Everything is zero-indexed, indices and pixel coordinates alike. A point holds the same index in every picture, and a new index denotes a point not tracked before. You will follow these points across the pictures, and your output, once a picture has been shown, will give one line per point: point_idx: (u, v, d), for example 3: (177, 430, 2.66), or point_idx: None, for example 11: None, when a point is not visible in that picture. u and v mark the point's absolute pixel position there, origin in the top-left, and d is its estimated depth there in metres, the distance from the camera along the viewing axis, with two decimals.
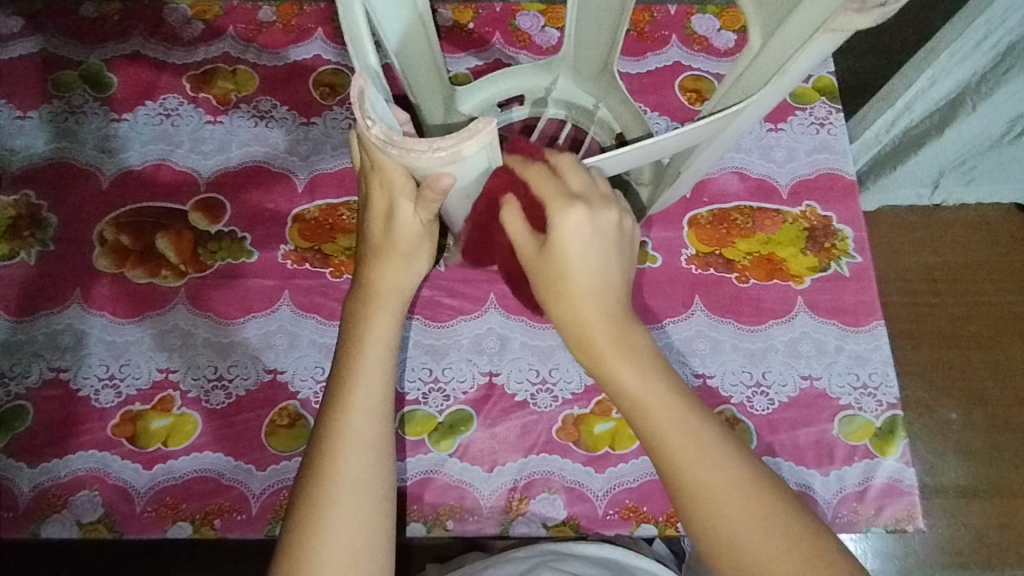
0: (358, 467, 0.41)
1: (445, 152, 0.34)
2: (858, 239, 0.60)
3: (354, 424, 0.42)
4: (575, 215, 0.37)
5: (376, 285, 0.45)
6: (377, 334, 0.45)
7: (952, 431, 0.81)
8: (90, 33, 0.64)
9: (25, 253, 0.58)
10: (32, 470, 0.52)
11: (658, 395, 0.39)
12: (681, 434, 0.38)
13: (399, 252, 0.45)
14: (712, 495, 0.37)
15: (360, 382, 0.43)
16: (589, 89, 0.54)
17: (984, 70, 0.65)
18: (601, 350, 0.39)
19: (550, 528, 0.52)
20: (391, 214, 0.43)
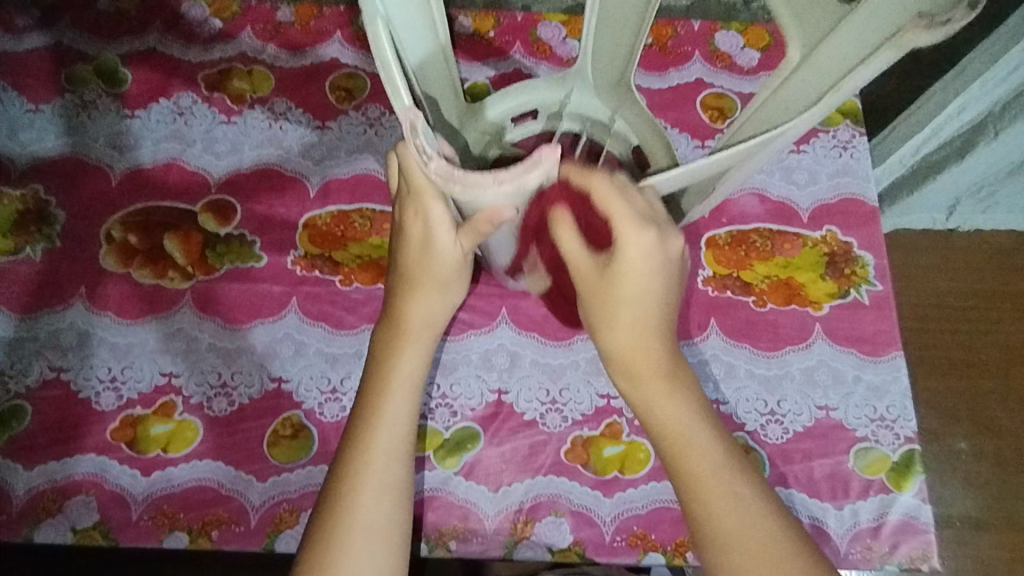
0: (375, 512, 0.41)
1: (511, 183, 0.35)
2: (879, 266, 0.59)
3: (371, 469, 0.42)
4: (643, 241, 0.38)
5: (406, 316, 0.45)
6: (405, 369, 0.45)
7: (963, 462, 0.79)
8: (106, 27, 0.63)
9: (31, 249, 0.57)
10: (29, 472, 0.51)
11: (686, 422, 0.42)
12: (702, 463, 0.41)
13: (430, 281, 0.45)
14: (728, 525, 0.39)
15: (383, 423, 0.43)
16: (604, 101, 0.52)
17: (1009, 98, 0.64)
18: (644, 379, 0.43)
19: (556, 553, 0.51)
20: (430, 241, 0.43)
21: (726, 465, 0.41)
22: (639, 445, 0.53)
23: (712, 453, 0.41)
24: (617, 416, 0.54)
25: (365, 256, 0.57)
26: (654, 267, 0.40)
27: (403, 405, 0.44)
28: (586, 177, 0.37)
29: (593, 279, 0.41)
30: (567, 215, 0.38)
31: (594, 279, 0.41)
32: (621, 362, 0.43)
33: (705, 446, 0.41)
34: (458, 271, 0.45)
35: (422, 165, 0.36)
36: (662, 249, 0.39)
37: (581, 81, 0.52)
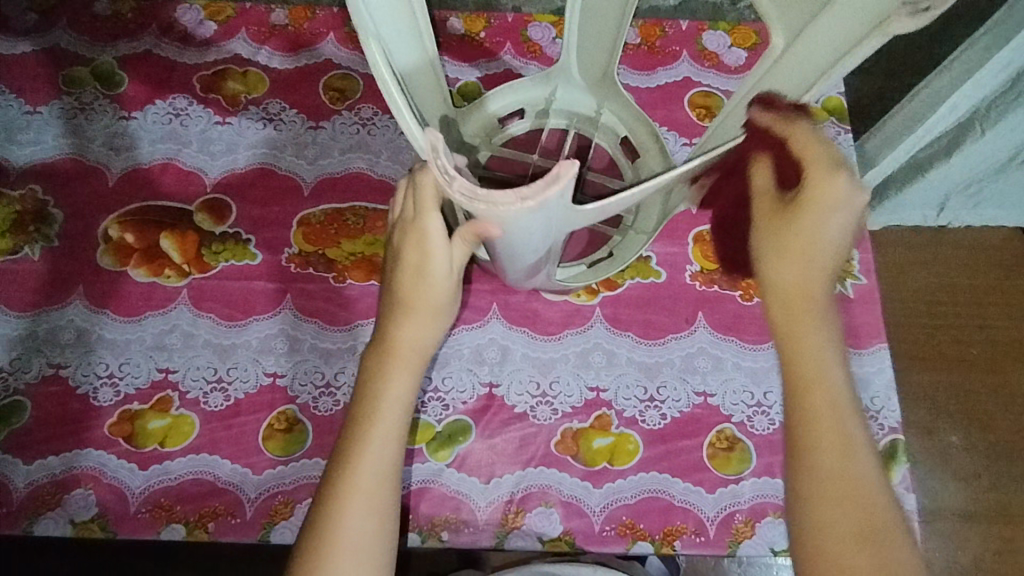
0: (361, 533, 0.40)
1: (532, 200, 0.34)
2: (863, 260, 0.60)
3: (357, 494, 0.41)
4: (842, 185, 0.37)
5: (397, 341, 0.45)
6: (394, 392, 0.44)
7: (952, 455, 0.81)
8: (103, 30, 0.64)
9: (29, 248, 0.58)
10: (28, 466, 0.52)
11: (824, 372, 0.37)
12: (831, 429, 0.36)
13: (421, 305, 0.45)
14: (833, 488, 0.35)
15: (369, 449, 0.42)
16: (590, 96, 0.54)
17: (994, 96, 0.64)
18: (798, 316, 0.38)
19: (546, 542, 0.52)
20: (424, 264, 0.44)
21: (858, 440, 0.36)
22: (628, 437, 0.54)
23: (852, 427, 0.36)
24: (607, 408, 0.55)
25: (359, 253, 0.58)
26: (841, 205, 0.37)
27: (391, 429, 0.43)
28: (780, 124, 0.39)
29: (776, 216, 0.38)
30: (767, 157, 0.40)
31: (769, 217, 0.39)
32: (778, 293, 0.39)
33: (848, 423, 0.36)
34: (448, 294, 0.45)
35: (444, 185, 0.35)
36: (859, 204, 0.37)
37: (566, 80, 0.53)
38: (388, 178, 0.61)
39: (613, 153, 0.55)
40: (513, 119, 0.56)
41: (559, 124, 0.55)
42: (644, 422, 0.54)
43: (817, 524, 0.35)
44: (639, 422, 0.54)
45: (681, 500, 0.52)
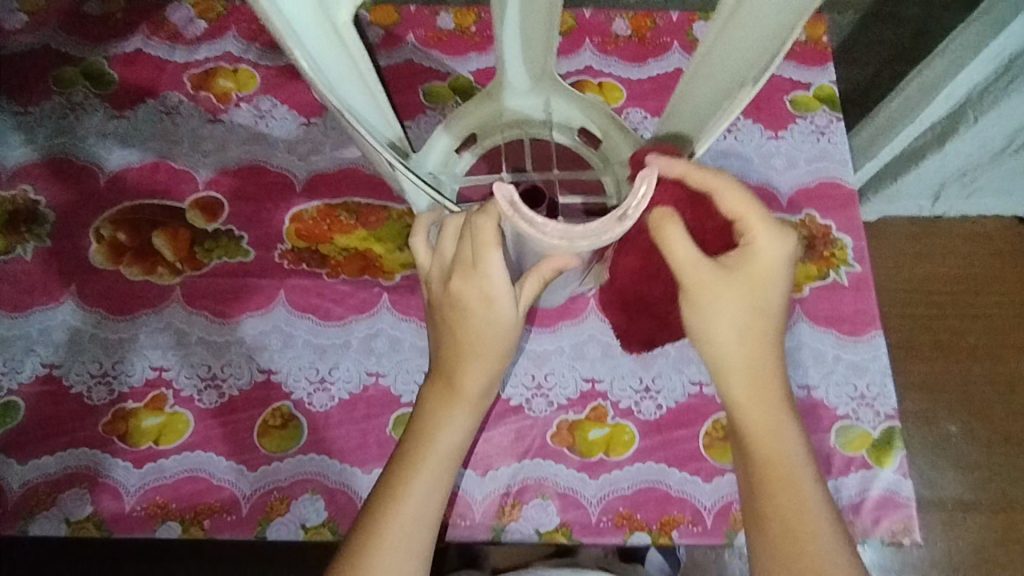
0: (396, 570, 0.41)
1: (633, 214, 0.35)
2: (857, 248, 0.59)
3: (394, 530, 0.41)
4: (773, 247, 0.39)
5: (458, 383, 0.42)
6: (443, 443, 0.43)
7: (951, 444, 0.81)
8: (93, 30, 0.64)
9: (21, 248, 0.58)
10: (22, 467, 0.52)
11: (779, 431, 0.41)
12: (783, 473, 0.41)
13: (481, 351, 0.41)
14: (781, 520, 0.40)
15: (415, 491, 0.42)
16: (534, 97, 0.49)
17: (986, 82, 0.63)
18: (743, 385, 0.41)
19: (543, 534, 0.52)
20: (489, 311, 0.40)
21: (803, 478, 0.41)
22: (624, 427, 0.54)
23: (794, 462, 0.41)
24: (602, 400, 0.55)
25: (352, 248, 0.58)
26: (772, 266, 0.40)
27: (437, 473, 0.43)
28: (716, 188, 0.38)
29: (710, 285, 0.39)
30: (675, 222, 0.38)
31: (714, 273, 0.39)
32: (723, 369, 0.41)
33: (792, 454, 0.41)
34: (513, 335, 0.41)
35: (534, 228, 0.35)
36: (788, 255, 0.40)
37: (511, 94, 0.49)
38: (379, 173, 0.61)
39: (575, 149, 0.51)
40: (467, 146, 0.52)
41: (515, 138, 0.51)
42: (640, 412, 0.54)
43: (776, 558, 0.40)
44: (635, 413, 0.54)
45: (678, 489, 0.52)
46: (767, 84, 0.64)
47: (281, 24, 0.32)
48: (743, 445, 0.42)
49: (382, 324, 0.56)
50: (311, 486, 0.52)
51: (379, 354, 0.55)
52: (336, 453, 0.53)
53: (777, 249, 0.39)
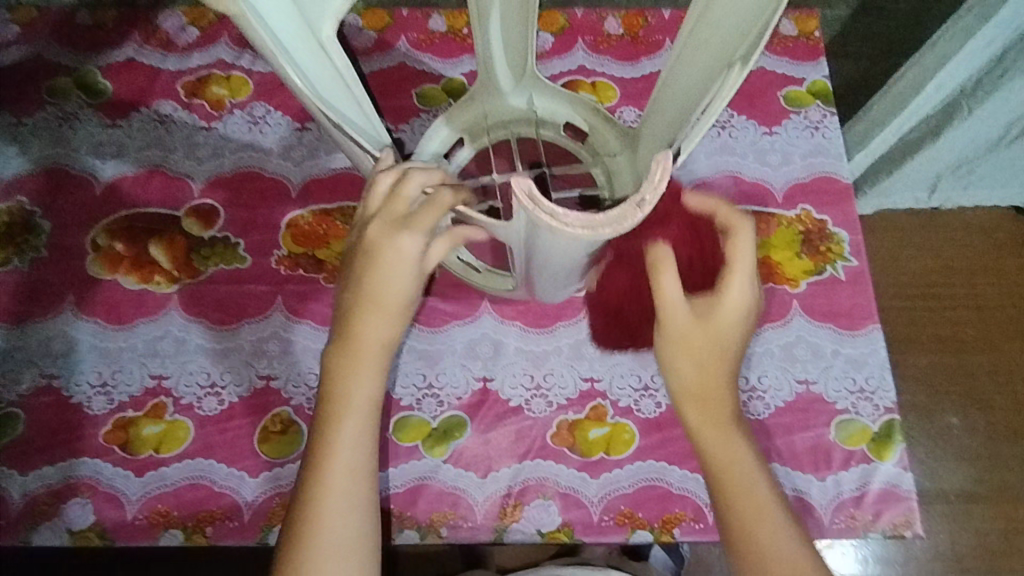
0: (339, 533, 0.41)
1: (648, 199, 0.32)
2: (854, 242, 0.59)
3: (334, 491, 0.41)
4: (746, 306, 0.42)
5: (361, 337, 0.43)
6: (361, 393, 0.43)
7: (952, 435, 0.81)
8: (85, 40, 0.64)
9: (18, 259, 0.58)
10: (24, 478, 0.52)
11: (738, 459, 0.43)
12: (747, 496, 0.42)
13: (387, 304, 0.43)
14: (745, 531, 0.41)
15: (342, 447, 0.42)
16: (518, 95, 0.50)
17: (979, 74, 0.63)
18: (707, 414, 0.44)
19: (545, 534, 0.52)
20: (409, 263, 0.42)
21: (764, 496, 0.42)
22: (624, 426, 0.54)
23: (753, 484, 0.42)
24: (601, 399, 0.55)
25: None
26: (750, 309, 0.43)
27: (359, 429, 0.43)
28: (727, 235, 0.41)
29: (691, 330, 0.42)
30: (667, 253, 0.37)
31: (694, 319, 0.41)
32: (688, 395, 0.44)
33: (756, 481, 0.42)
34: (414, 286, 0.43)
35: (552, 220, 0.32)
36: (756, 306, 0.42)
37: (492, 94, 0.51)
38: None
39: (567, 149, 0.51)
40: (456, 151, 0.53)
41: (501, 138, 0.52)
42: (639, 411, 0.54)
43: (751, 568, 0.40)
44: (635, 412, 0.54)
45: (679, 487, 0.52)
46: (760, 80, 0.64)
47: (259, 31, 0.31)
48: (705, 473, 0.44)
49: None
50: None
51: None
52: None
53: (753, 296, 0.42)
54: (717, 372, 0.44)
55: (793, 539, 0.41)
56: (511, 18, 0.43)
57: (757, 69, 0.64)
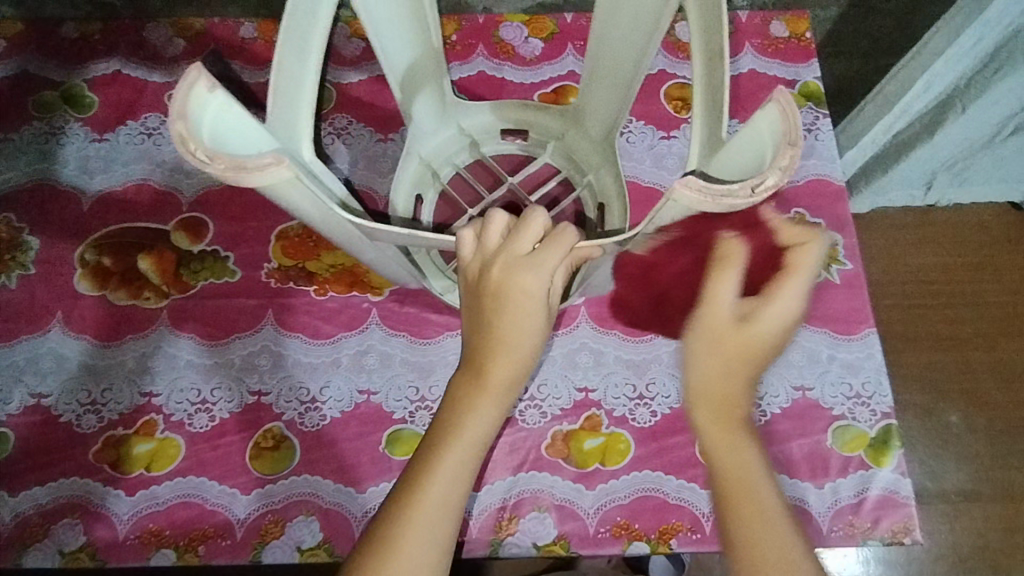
0: (417, 556, 0.35)
1: (790, 133, 0.30)
2: (848, 245, 0.59)
3: (421, 519, 0.35)
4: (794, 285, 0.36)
5: (487, 373, 0.38)
6: (473, 427, 0.37)
7: (952, 435, 0.80)
8: (71, 53, 0.64)
9: (5, 277, 0.58)
10: (13, 499, 0.52)
11: (751, 477, 0.35)
12: (759, 515, 0.34)
13: (513, 342, 0.38)
14: None
15: (442, 477, 0.36)
16: (446, 128, 0.55)
17: (971, 73, 0.63)
18: (724, 419, 0.36)
19: (541, 547, 0.51)
20: (533, 305, 0.37)
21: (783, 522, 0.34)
22: (619, 436, 0.53)
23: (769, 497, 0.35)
24: (596, 409, 0.54)
25: (339, 265, 0.58)
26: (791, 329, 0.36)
27: (466, 461, 0.37)
28: (803, 242, 0.36)
29: (732, 327, 0.36)
30: (743, 245, 0.35)
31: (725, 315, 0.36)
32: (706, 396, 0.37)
33: (774, 513, 0.34)
34: (541, 328, 0.39)
35: (730, 202, 0.31)
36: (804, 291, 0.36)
37: (421, 139, 0.54)
38: (365, 187, 0.60)
39: (496, 168, 0.56)
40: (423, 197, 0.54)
41: (449, 173, 0.56)
42: (634, 420, 0.54)
43: None
44: (630, 421, 0.54)
45: (676, 497, 0.52)
46: (751, 82, 0.63)
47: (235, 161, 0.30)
48: (712, 484, 0.36)
49: (371, 340, 0.56)
50: (305, 508, 0.51)
51: (370, 371, 0.55)
52: (330, 473, 0.52)
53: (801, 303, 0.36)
54: (737, 374, 0.36)
55: None
56: (438, 82, 0.52)
57: (748, 71, 0.63)
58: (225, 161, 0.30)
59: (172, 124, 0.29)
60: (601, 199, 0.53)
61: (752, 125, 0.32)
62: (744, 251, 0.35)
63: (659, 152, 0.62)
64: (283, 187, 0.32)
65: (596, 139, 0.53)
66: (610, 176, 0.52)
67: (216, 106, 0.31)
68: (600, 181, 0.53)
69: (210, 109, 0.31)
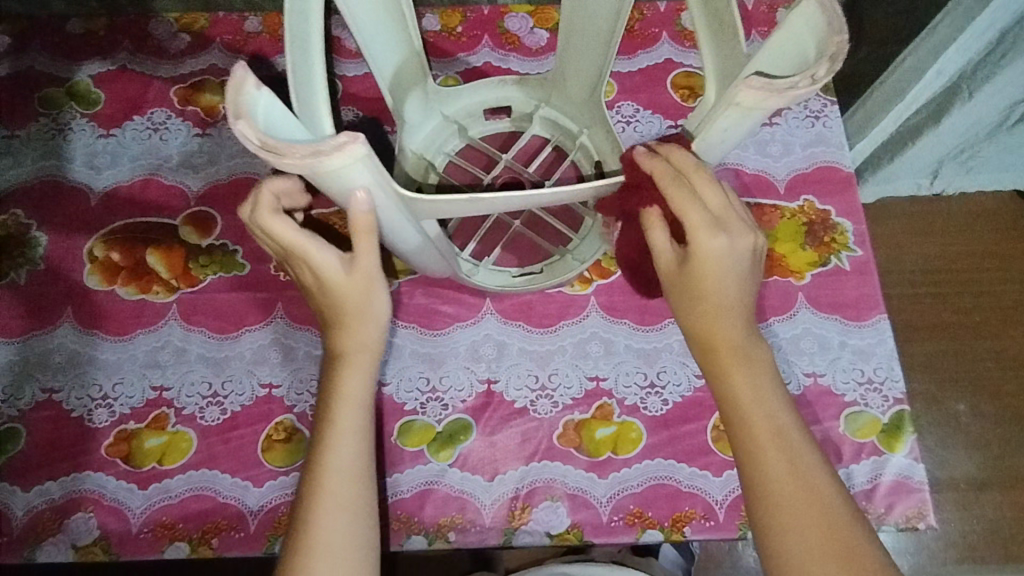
0: (334, 533, 0.40)
1: (832, 17, 0.32)
2: (858, 232, 0.59)
3: (331, 491, 0.40)
4: (708, 182, 0.38)
5: (336, 351, 0.43)
6: (349, 389, 0.42)
7: (960, 422, 0.80)
8: (77, 48, 0.64)
9: (15, 273, 0.58)
10: (27, 494, 0.52)
11: (763, 398, 0.40)
12: (768, 436, 0.39)
13: (355, 314, 0.42)
14: (798, 512, 0.37)
15: (338, 438, 0.42)
16: (432, 117, 0.55)
17: (981, 57, 0.62)
18: (723, 353, 0.40)
19: (554, 536, 0.51)
20: (325, 283, 0.41)
21: (794, 439, 0.39)
22: (630, 425, 0.53)
23: (783, 418, 0.39)
24: (608, 398, 0.54)
25: None
26: (731, 258, 0.39)
27: (355, 419, 0.42)
28: (676, 179, 0.38)
29: (686, 274, 0.40)
30: (657, 212, 0.40)
31: (675, 268, 0.40)
32: (701, 340, 0.41)
33: (782, 426, 0.39)
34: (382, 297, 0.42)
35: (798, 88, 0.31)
36: (717, 192, 0.38)
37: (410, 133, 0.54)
38: None
39: (489, 151, 0.56)
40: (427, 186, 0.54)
41: (445, 162, 0.55)
42: (646, 409, 0.54)
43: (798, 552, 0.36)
44: (641, 409, 0.54)
45: (688, 485, 0.52)
46: None
47: (302, 148, 0.30)
48: (725, 418, 0.41)
49: None
50: None
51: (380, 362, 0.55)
52: None
53: (719, 191, 0.38)
54: (729, 318, 0.40)
55: (841, 505, 0.37)
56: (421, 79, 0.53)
57: None
58: (301, 148, 0.30)
59: (234, 125, 0.30)
60: (598, 156, 0.52)
61: (790, 30, 0.34)
62: (659, 212, 0.40)
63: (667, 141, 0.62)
64: (355, 168, 0.32)
65: (579, 99, 0.53)
66: (601, 138, 0.52)
67: (266, 107, 0.31)
68: (594, 140, 0.53)
69: (262, 107, 0.31)
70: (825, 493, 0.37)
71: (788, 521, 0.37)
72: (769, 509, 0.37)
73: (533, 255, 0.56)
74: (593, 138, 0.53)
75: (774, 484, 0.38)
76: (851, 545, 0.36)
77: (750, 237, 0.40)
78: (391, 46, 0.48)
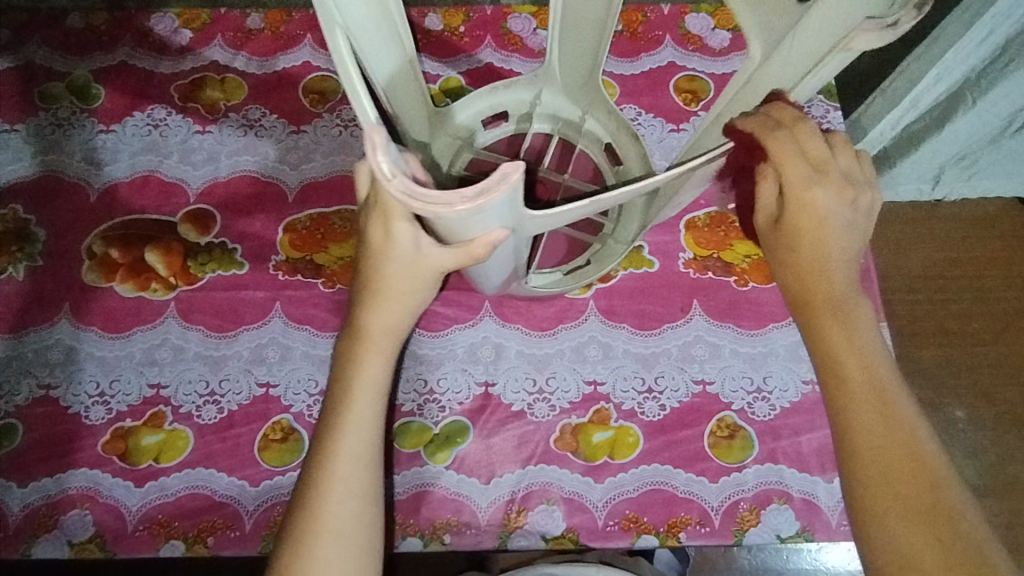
0: (338, 520, 0.39)
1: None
2: None
3: (337, 476, 0.40)
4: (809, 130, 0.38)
5: (368, 326, 0.43)
6: (366, 377, 0.43)
7: (958, 429, 0.80)
8: (77, 43, 0.63)
9: (13, 269, 0.57)
10: (23, 490, 0.52)
11: (857, 345, 0.38)
12: (862, 388, 0.37)
13: (399, 293, 0.42)
14: (893, 466, 0.35)
15: (349, 425, 0.41)
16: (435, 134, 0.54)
17: (983, 65, 0.62)
18: (818, 304, 0.39)
19: (549, 540, 0.51)
20: (390, 254, 0.40)
21: (888, 384, 0.37)
22: (627, 430, 0.53)
23: (875, 361, 0.38)
24: (605, 402, 0.54)
25: (346, 257, 0.58)
26: (827, 218, 0.38)
27: (368, 410, 0.42)
28: (769, 131, 0.38)
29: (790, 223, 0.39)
30: (765, 166, 0.39)
31: (773, 219, 0.40)
32: (802, 296, 0.40)
33: (872, 369, 0.38)
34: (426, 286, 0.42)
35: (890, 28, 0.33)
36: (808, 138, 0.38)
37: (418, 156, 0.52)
38: None
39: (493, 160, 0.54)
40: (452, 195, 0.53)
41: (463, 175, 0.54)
42: (643, 414, 0.54)
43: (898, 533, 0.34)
44: (638, 414, 0.54)
45: (684, 490, 0.52)
46: None
47: (452, 197, 0.32)
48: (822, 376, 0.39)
49: None
50: None
51: None
52: None
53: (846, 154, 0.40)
54: (822, 261, 0.39)
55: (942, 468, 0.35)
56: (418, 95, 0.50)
57: None
58: (468, 193, 0.32)
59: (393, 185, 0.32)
60: (608, 138, 0.54)
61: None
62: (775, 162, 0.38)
63: (668, 145, 0.62)
64: (502, 205, 0.34)
65: (574, 89, 0.53)
66: (603, 124, 0.54)
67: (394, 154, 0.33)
68: (598, 122, 0.54)
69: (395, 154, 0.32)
70: (914, 440, 0.36)
71: (888, 465, 0.35)
72: (844, 434, 0.37)
73: (574, 251, 0.56)
74: (596, 124, 0.54)
75: (860, 435, 0.36)
76: (958, 527, 0.33)
77: (862, 192, 0.39)
78: (399, 71, 0.46)
